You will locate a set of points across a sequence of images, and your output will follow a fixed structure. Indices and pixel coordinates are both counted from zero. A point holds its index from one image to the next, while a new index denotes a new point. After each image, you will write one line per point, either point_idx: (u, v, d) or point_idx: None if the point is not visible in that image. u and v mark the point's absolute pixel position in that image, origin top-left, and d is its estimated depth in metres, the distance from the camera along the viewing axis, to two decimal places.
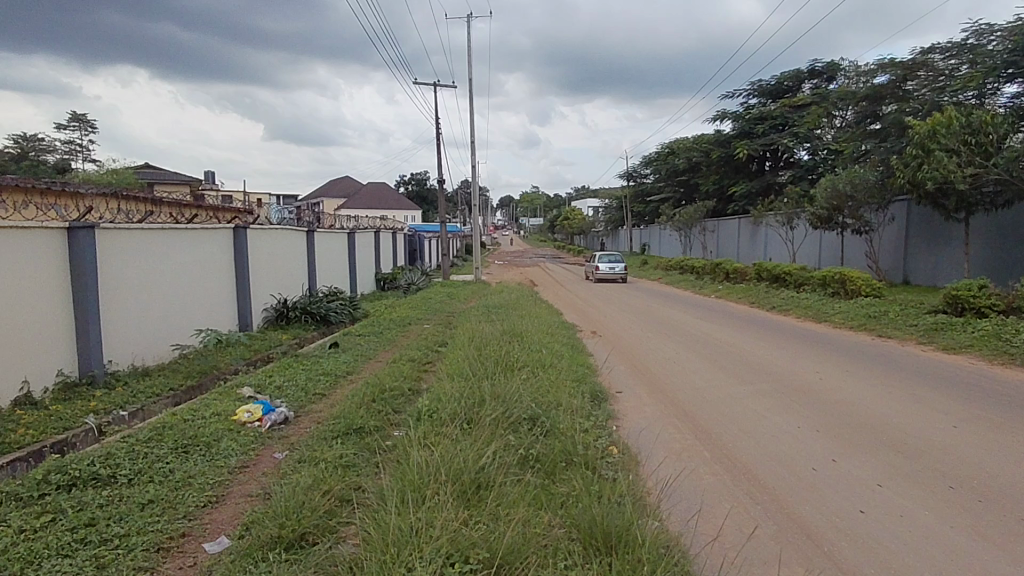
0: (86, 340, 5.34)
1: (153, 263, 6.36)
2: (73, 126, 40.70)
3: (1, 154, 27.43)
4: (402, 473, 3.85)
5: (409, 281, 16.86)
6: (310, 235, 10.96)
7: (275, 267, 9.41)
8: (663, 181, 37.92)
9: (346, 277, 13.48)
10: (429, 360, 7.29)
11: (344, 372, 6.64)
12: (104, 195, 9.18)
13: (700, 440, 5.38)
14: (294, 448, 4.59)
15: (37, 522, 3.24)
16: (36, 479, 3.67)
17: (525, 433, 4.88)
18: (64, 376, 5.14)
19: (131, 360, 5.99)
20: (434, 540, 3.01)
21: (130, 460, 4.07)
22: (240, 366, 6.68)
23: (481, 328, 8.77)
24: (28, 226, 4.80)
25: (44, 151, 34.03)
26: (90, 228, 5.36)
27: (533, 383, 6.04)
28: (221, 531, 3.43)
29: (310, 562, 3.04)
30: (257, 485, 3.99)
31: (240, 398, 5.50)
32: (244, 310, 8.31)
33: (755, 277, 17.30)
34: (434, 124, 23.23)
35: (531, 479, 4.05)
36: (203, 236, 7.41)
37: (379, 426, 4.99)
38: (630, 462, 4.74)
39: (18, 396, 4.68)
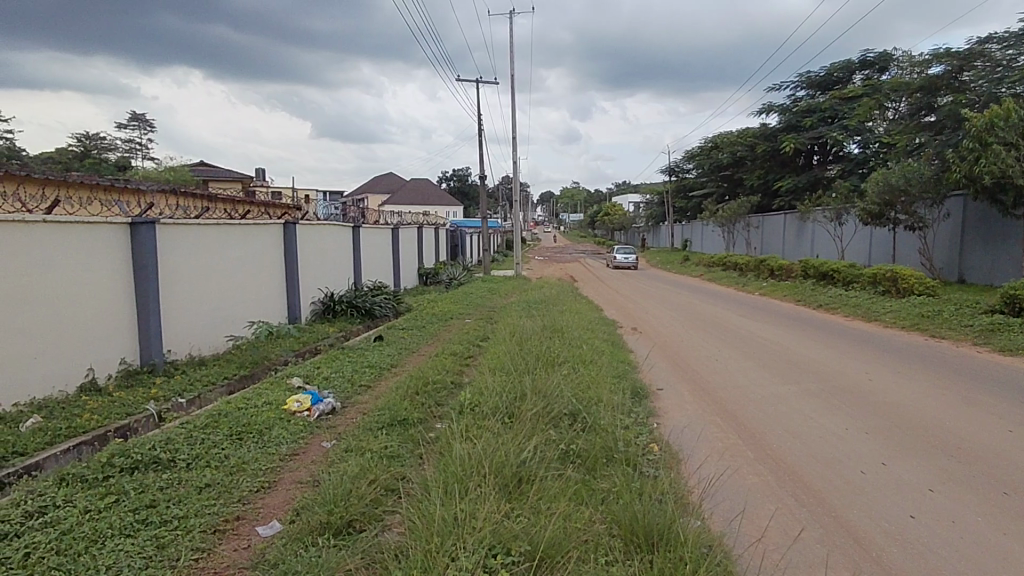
0: (146, 330, 5.59)
1: (209, 258, 6.61)
2: (132, 126, 42.43)
3: (69, 154, 28.85)
4: (445, 464, 3.91)
5: (451, 276, 17.08)
6: (356, 230, 11.19)
7: (322, 261, 9.65)
8: (707, 176, 37.26)
9: (390, 272, 13.74)
10: (471, 354, 7.36)
11: (388, 365, 6.78)
12: (164, 190, 9.51)
13: (744, 440, 5.28)
14: (341, 437, 4.71)
15: (102, 503, 3.42)
16: (101, 461, 3.86)
17: (566, 428, 4.88)
18: (127, 364, 5.40)
19: (188, 350, 6.24)
20: (477, 531, 3.06)
21: (189, 446, 4.25)
22: (290, 357, 6.88)
23: (522, 324, 8.78)
24: (96, 221, 5.07)
25: (105, 149, 35.63)
26: (151, 223, 5.61)
27: (574, 378, 6.04)
28: (272, 516, 3.56)
29: (358, 548, 3.13)
30: (306, 472, 4.11)
31: (291, 388, 5.68)
32: (293, 303, 8.55)
33: (801, 275, 16.83)
34: (477, 121, 23.42)
35: (572, 474, 4.05)
36: (256, 232, 7.65)
37: (423, 418, 5.08)
38: (672, 460, 4.69)
39: (84, 381, 4.94)
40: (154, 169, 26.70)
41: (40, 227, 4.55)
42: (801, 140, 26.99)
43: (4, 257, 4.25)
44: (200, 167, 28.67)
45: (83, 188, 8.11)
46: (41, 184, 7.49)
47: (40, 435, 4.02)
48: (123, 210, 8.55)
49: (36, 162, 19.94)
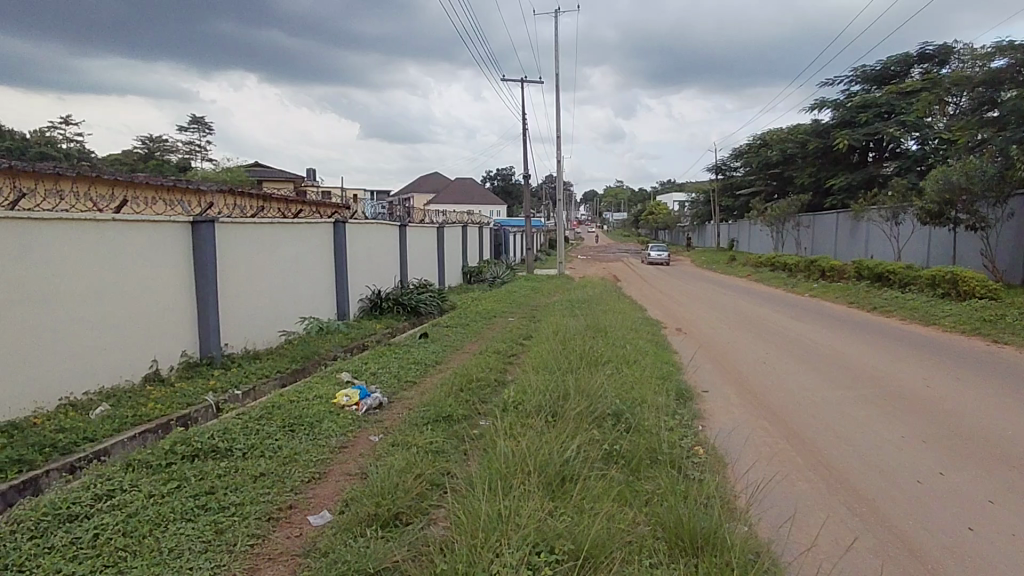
0: (205, 324, 5.83)
1: (264, 256, 6.84)
2: (193, 129, 44.25)
3: (136, 155, 30.43)
4: (490, 461, 3.94)
5: (495, 274, 17.20)
6: (403, 229, 11.38)
7: (370, 260, 9.86)
8: (756, 174, 36.40)
9: (435, 270, 13.94)
10: (514, 352, 7.40)
11: (433, 362, 6.88)
12: (222, 191, 9.91)
13: (793, 445, 5.14)
14: (388, 432, 4.80)
15: (166, 488, 3.59)
16: (164, 448, 4.04)
17: (609, 428, 4.86)
18: (187, 356, 5.65)
19: (244, 344, 6.48)
20: (521, 528, 3.07)
21: (245, 436, 4.41)
22: (340, 352, 7.07)
23: (565, 323, 8.77)
24: (160, 220, 5.30)
25: (168, 151, 37.31)
26: (211, 223, 5.84)
27: (618, 379, 5.99)
28: (323, 505, 3.67)
29: (405, 540, 3.20)
30: (355, 465, 4.22)
31: (339, 383, 5.83)
32: (342, 300, 8.76)
33: (855, 276, 16.24)
34: (522, 121, 23.52)
35: (615, 475, 4.03)
36: (307, 231, 7.87)
37: (467, 415, 5.14)
38: (718, 464, 4.60)
39: (149, 372, 5.20)
40: (214, 170, 27.84)
41: (109, 225, 4.79)
42: (856, 136, 25.99)
43: (76, 253, 4.49)
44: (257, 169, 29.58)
45: (149, 189, 8.53)
46: (110, 185, 7.92)
47: (109, 423, 4.25)
48: (185, 210, 8.95)
49: (106, 164, 21.07)
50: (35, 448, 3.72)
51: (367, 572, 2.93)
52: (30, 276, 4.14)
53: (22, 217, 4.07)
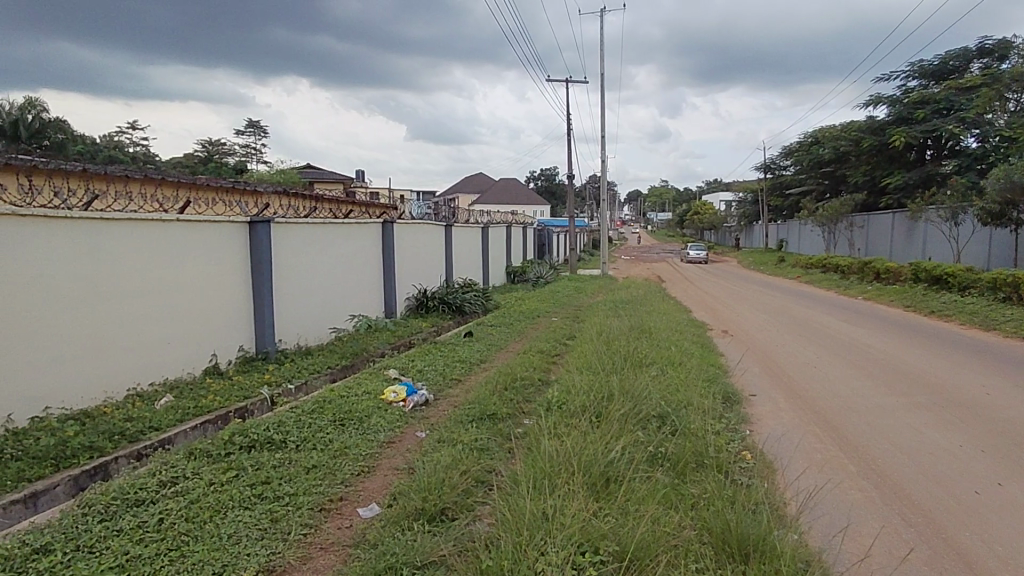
0: (261, 320, 6.04)
1: (316, 255, 7.05)
2: (248, 133, 45.78)
3: (197, 159, 31.78)
4: (534, 460, 3.96)
5: (538, 274, 17.22)
6: (448, 229, 11.52)
7: (417, 259, 10.04)
8: (807, 172, 35.35)
9: (480, 270, 14.06)
10: (558, 352, 7.40)
11: (478, 360, 6.95)
12: (277, 192, 10.25)
13: (845, 452, 4.98)
14: (434, 428, 4.88)
15: (225, 476, 3.74)
16: (223, 439, 4.22)
17: (654, 430, 4.81)
18: (244, 351, 5.87)
19: (297, 340, 6.69)
20: (566, 527, 3.08)
21: (298, 429, 4.56)
22: (387, 350, 7.22)
23: (609, 323, 8.71)
24: (219, 221, 5.52)
25: (225, 154, 38.75)
26: (267, 223, 6.04)
27: (663, 381, 5.92)
28: (372, 499, 3.76)
29: (451, 535, 3.25)
30: (403, 460, 4.31)
31: (387, 379, 5.96)
32: (390, 299, 8.94)
33: (911, 278, 15.59)
34: (567, 122, 23.47)
35: (661, 478, 3.98)
36: (357, 231, 8.06)
37: (511, 413, 5.17)
38: (767, 470, 4.49)
39: (208, 365, 5.43)
40: (268, 172, 28.78)
41: (173, 225, 5.02)
42: (913, 133, 24.90)
43: (141, 252, 4.71)
44: (309, 170, 30.38)
45: (210, 190, 8.94)
46: (175, 188, 8.33)
47: (173, 413, 4.45)
48: (242, 211, 9.32)
49: (169, 167, 22.04)
50: (105, 436, 3.93)
51: (415, 565, 2.99)
52: (100, 274, 4.37)
53: (94, 217, 4.31)
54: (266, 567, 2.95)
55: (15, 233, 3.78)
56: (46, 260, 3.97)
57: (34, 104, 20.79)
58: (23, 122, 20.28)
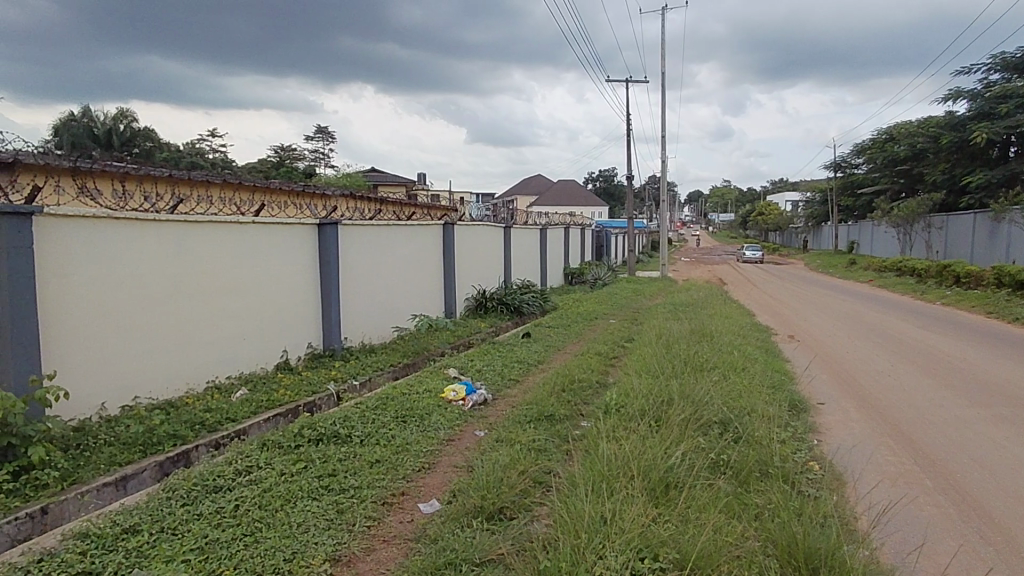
0: (328, 318, 6.27)
1: (380, 256, 7.26)
2: (317, 138, 47.61)
3: (270, 164, 33.40)
4: (592, 463, 3.94)
5: (596, 275, 17.08)
6: (507, 230, 11.60)
7: (476, 260, 10.16)
8: (881, 171, 33.58)
9: (538, 271, 14.10)
10: (616, 355, 7.34)
11: (535, 361, 6.97)
12: (345, 195, 10.64)
13: (922, 467, 4.69)
14: (493, 428, 4.94)
15: (294, 467, 3.91)
16: (293, 431, 4.41)
17: (716, 437, 4.70)
18: (312, 348, 6.11)
19: (361, 338, 6.91)
20: (625, 533, 3.04)
21: (362, 424, 4.71)
22: (447, 349, 7.35)
23: (668, 326, 8.56)
24: (291, 223, 5.76)
25: (296, 159, 40.53)
26: (334, 225, 6.27)
27: (725, 386, 5.76)
28: (432, 494, 3.84)
29: (509, 534, 3.27)
30: (462, 457, 4.38)
31: (447, 378, 6.07)
32: (449, 299, 9.08)
33: (995, 283, 14.54)
34: (628, 122, 23.22)
35: (722, 486, 3.88)
36: (419, 232, 8.23)
37: (569, 415, 5.17)
38: (836, 482, 4.30)
39: (280, 361, 5.68)
40: (336, 175, 29.89)
41: (249, 227, 5.28)
42: (996, 129, 23.12)
43: (220, 253, 4.98)
44: (373, 173, 31.29)
45: (283, 194, 9.38)
46: (251, 192, 8.78)
47: (248, 405, 4.69)
48: (311, 213, 9.72)
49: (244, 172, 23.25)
50: (188, 425, 4.18)
51: (474, 561, 3.04)
52: (183, 273, 4.65)
53: (179, 220, 4.58)
54: (333, 556, 3.06)
55: (109, 236, 4.07)
56: (135, 260, 4.26)
57: (125, 115, 22.43)
58: (116, 131, 21.84)
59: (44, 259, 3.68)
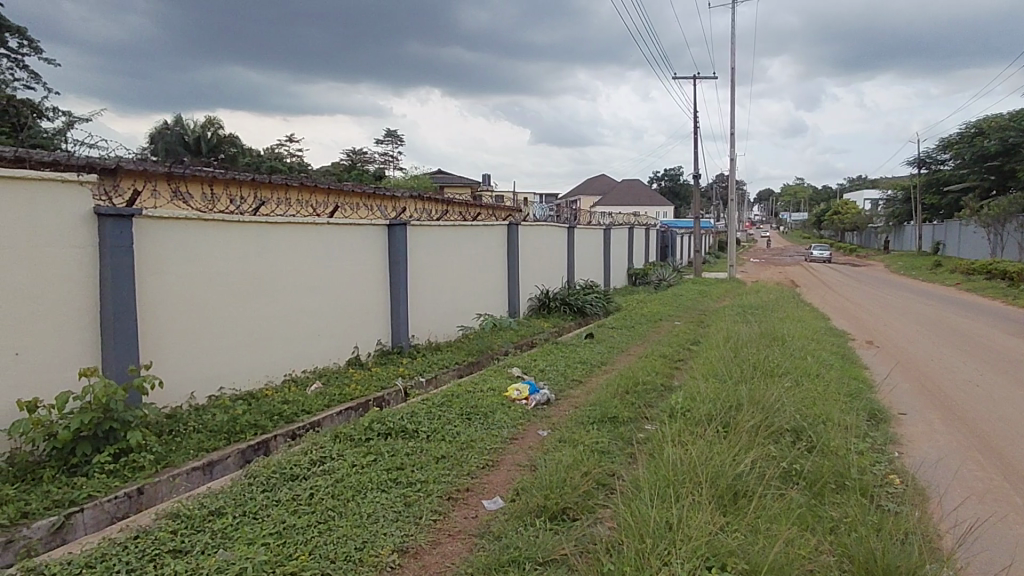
0: (397, 316, 6.45)
1: (446, 256, 7.39)
2: (387, 142, 48.91)
3: (342, 167, 34.66)
4: (657, 467, 3.88)
5: (661, 276, 16.73)
6: (570, 230, 11.55)
7: (539, 260, 10.19)
8: (969, 166, 31.25)
9: (601, 271, 13.98)
10: (682, 357, 7.18)
11: (598, 362, 6.93)
12: (413, 196, 10.89)
13: (1014, 484, 4.35)
14: (556, 428, 4.95)
15: (364, 460, 4.06)
16: (364, 425, 4.57)
17: (788, 445, 4.52)
18: (381, 345, 6.31)
19: (428, 336, 7.06)
20: (692, 540, 2.98)
21: (428, 420, 4.83)
22: (510, 348, 7.42)
23: (736, 329, 8.30)
24: (363, 224, 5.95)
25: (367, 162, 41.87)
26: (404, 226, 6.43)
27: (799, 393, 5.53)
28: (496, 492, 3.89)
29: (572, 535, 3.27)
30: (525, 457, 4.41)
31: (510, 377, 6.12)
32: (512, 298, 9.15)
33: None
34: (694, 119, 22.62)
35: (795, 496, 3.73)
36: (483, 232, 8.33)
37: (633, 418, 5.11)
38: (919, 498, 4.04)
39: (351, 356, 5.89)
40: (405, 177, 30.61)
41: (324, 228, 5.50)
42: None
43: (297, 252, 5.21)
44: (440, 176, 31.81)
45: (355, 196, 9.70)
46: (326, 194, 9.13)
47: (322, 398, 4.90)
48: (381, 214, 9.99)
49: (319, 175, 24.19)
50: (267, 415, 4.42)
51: (538, 560, 3.06)
52: (264, 271, 4.90)
53: (260, 221, 4.83)
54: (401, 547, 3.15)
55: (197, 235, 4.34)
56: (220, 258, 4.52)
57: (213, 123, 23.70)
58: (204, 138, 23.10)
59: (142, 257, 3.98)
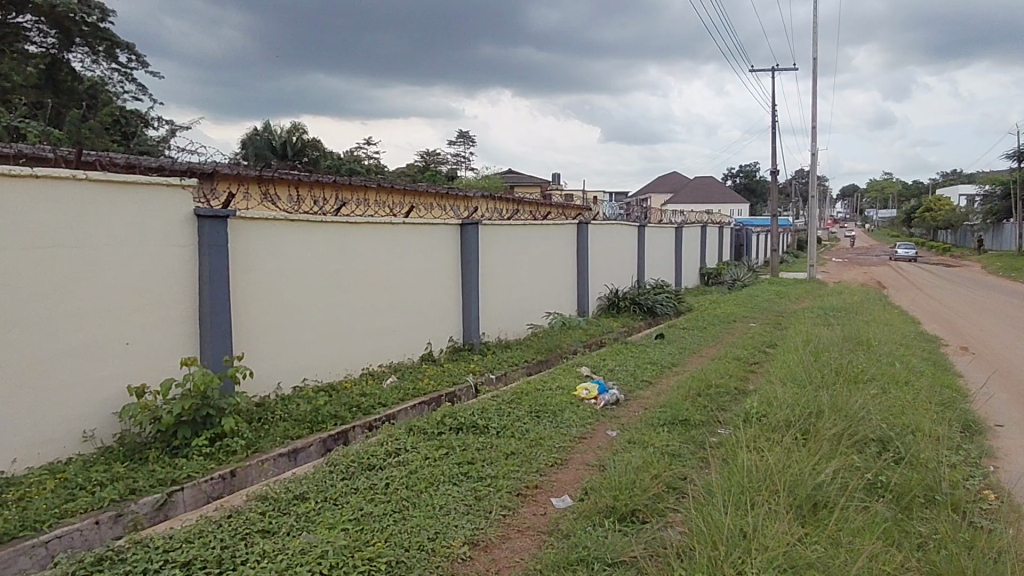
0: (468, 313, 6.58)
1: (516, 255, 7.47)
2: (460, 143, 49.70)
3: (416, 169, 35.50)
4: (730, 473, 3.78)
5: (735, 276, 16.18)
6: (640, 229, 11.37)
7: (609, 259, 10.10)
8: None
9: (672, 270, 13.69)
10: (757, 361, 6.93)
11: (669, 363, 6.81)
12: (485, 196, 11.03)
13: None
14: (625, 429, 4.91)
15: (437, 453, 4.18)
16: (437, 419, 4.70)
17: (872, 455, 4.29)
18: (453, 341, 6.45)
19: (498, 333, 7.16)
20: (768, 550, 2.88)
21: (498, 416, 4.90)
22: (579, 347, 7.41)
23: (817, 332, 7.93)
24: (437, 223, 6.12)
25: (440, 163, 42.72)
26: (475, 226, 6.56)
27: (886, 401, 5.23)
28: (565, 490, 3.91)
29: (642, 538, 3.25)
30: (593, 456, 4.40)
31: (579, 376, 6.12)
32: (582, 297, 9.13)
33: None
34: (773, 113, 21.68)
35: (880, 509, 3.54)
36: (553, 231, 8.34)
37: (705, 421, 4.99)
38: (1018, 516, 3.72)
39: (425, 352, 6.07)
40: (476, 177, 31.02)
41: (400, 228, 5.69)
42: None
43: (375, 251, 5.42)
44: (510, 175, 31.97)
45: (429, 196, 9.94)
46: (401, 194, 9.40)
47: (397, 392, 5.08)
48: (453, 214, 10.19)
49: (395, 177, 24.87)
50: (346, 407, 4.63)
51: (607, 561, 3.05)
52: (345, 269, 5.14)
53: (342, 221, 5.06)
54: (472, 540, 3.23)
55: (284, 235, 4.59)
56: (305, 256, 4.77)
57: (298, 129, 24.87)
58: (290, 143, 24.20)
59: (237, 256, 4.27)
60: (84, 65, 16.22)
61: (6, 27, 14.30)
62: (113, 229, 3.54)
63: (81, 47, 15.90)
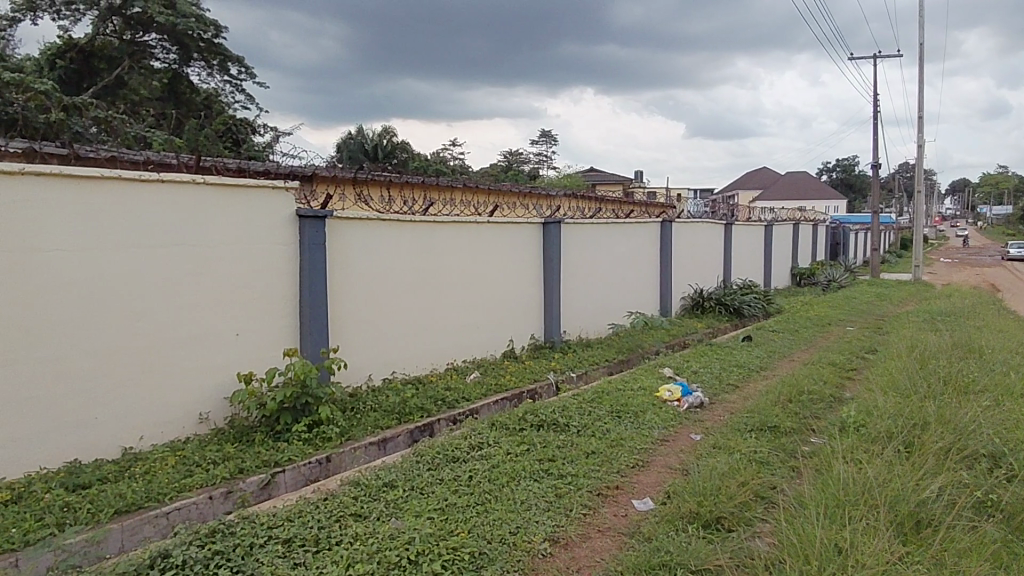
0: (550, 312, 6.62)
1: (598, 253, 7.42)
2: (542, 142, 49.80)
3: (499, 168, 35.95)
4: (825, 484, 3.60)
5: (830, 276, 15.28)
6: (726, 227, 10.98)
7: (694, 258, 9.83)
8: None
9: (761, 270, 13.11)
10: (854, 367, 6.53)
11: (757, 367, 6.55)
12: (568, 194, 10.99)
13: None
14: (710, 433, 4.78)
15: (518, 448, 4.25)
16: (518, 415, 4.77)
17: (986, 472, 3.94)
18: (534, 339, 6.52)
19: (578, 332, 7.16)
20: (866, 567, 2.73)
21: (579, 415, 4.91)
22: (661, 348, 7.27)
23: (922, 337, 7.35)
24: (519, 222, 6.19)
25: (521, 163, 43.02)
26: (557, 225, 6.57)
27: (1002, 414, 4.78)
28: (647, 493, 3.87)
29: (727, 546, 3.16)
30: (677, 459, 4.33)
31: (661, 377, 6.02)
32: (665, 297, 8.95)
33: None
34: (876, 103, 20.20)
35: (993, 531, 3.25)
36: (636, 230, 8.22)
37: (797, 429, 4.77)
38: None
39: (506, 349, 6.16)
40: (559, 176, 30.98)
41: (484, 227, 5.80)
42: None
43: (460, 250, 5.57)
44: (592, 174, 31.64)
45: (511, 196, 10.05)
46: (485, 194, 9.57)
47: (480, 387, 5.20)
48: (535, 213, 10.25)
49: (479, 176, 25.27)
50: (432, 400, 4.79)
51: (690, 568, 2.99)
52: (432, 267, 5.31)
53: (429, 220, 5.23)
54: (552, 536, 3.27)
55: (376, 234, 4.82)
56: (395, 254, 4.97)
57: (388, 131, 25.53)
58: (382, 146, 24.97)
59: (333, 254, 4.52)
60: (200, 79, 17.62)
61: (135, 46, 15.75)
62: (226, 229, 3.85)
63: (198, 62, 17.26)
